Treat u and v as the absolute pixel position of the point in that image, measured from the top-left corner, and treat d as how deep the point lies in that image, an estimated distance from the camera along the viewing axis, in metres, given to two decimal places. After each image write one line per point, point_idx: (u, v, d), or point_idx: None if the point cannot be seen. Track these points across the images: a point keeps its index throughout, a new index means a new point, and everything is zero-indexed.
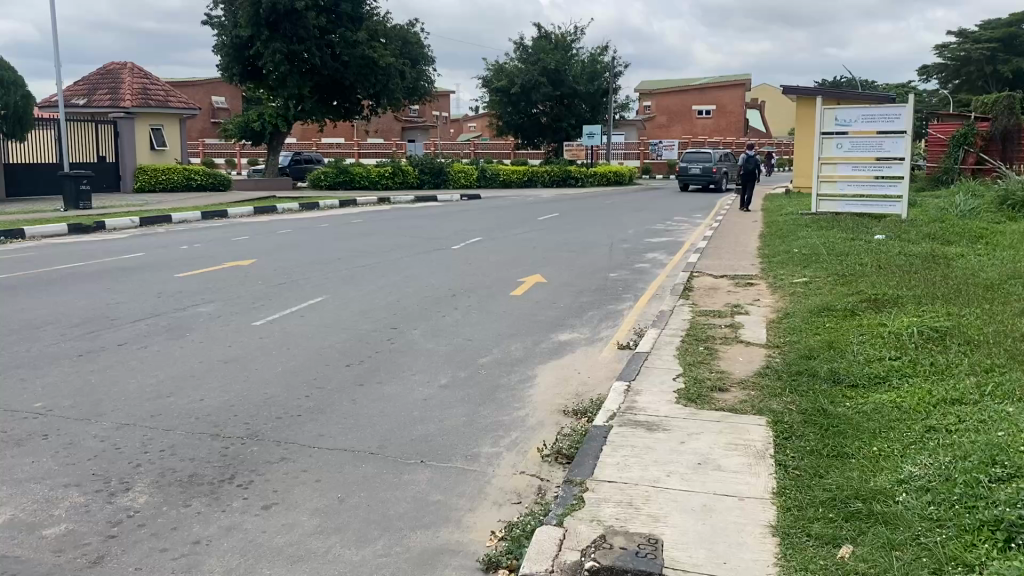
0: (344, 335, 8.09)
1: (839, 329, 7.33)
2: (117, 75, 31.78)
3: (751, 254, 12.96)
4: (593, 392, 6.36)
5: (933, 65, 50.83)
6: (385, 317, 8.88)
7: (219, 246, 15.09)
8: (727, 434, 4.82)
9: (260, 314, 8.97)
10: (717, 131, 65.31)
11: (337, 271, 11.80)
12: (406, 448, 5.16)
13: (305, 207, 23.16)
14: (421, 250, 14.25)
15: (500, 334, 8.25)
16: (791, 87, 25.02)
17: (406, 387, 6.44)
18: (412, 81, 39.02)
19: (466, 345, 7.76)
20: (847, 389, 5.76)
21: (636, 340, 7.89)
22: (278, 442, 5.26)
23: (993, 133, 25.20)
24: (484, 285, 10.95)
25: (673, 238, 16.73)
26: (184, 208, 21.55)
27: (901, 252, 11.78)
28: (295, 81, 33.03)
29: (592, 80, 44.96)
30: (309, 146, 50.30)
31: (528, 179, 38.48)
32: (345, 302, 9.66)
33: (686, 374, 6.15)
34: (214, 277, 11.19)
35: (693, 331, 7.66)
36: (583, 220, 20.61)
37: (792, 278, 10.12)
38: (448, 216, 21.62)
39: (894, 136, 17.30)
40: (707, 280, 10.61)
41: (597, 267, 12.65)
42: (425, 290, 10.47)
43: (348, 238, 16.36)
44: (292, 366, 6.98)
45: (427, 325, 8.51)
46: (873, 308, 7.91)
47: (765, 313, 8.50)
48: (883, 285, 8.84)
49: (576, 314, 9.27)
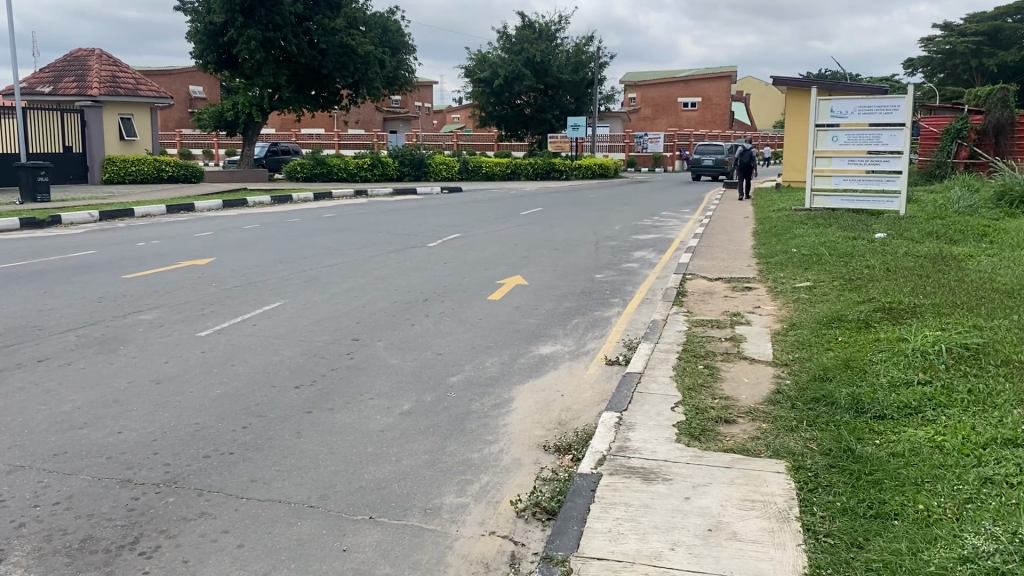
0: (296, 348, 7.19)
1: (855, 345, 6.52)
2: (85, 62, 30.64)
3: (746, 254, 12.10)
4: (578, 422, 5.52)
5: (918, 57, 50.19)
6: (346, 326, 7.98)
7: (179, 243, 14.13)
8: (738, 487, 3.98)
9: (207, 323, 8.04)
10: (703, 124, 64.70)
11: (301, 272, 10.86)
12: (354, 500, 4.29)
13: (276, 201, 22.13)
14: (395, 249, 13.33)
15: (475, 347, 7.38)
16: (781, 78, 24.24)
17: (361, 416, 5.56)
18: (394, 71, 37.97)
19: (435, 361, 6.90)
20: (874, 422, 4.94)
21: (627, 355, 7.05)
22: (201, 491, 4.38)
23: (986, 127, 24.37)
24: (459, 288, 10.09)
25: (661, 236, 15.90)
26: (149, 201, 20.50)
27: (906, 252, 11.01)
28: (271, 69, 32.00)
29: (577, 71, 44.10)
30: (288, 136, 49.13)
31: (511, 171, 37.58)
32: (305, 308, 8.77)
33: (685, 402, 5.30)
34: (165, 279, 10.26)
35: (689, 345, 6.83)
36: (567, 215, 19.80)
37: (794, 282, 9.32)
38: (426, 210, 20.71)
39: (892, 128, 16.53)
40: (700, 283, 9.78)
41: (582, 267, 11.79)
42: (395, 294, 9.58)
43: (318, 233, 15.43)
44: (235, 388, 6.09)
45: (393, 336, 7.63)
46: (889, 319, 7.10)
47: (768, 323, 7.66)
48: (896, 291, 8.05)
49: (559, 323, 8.40)
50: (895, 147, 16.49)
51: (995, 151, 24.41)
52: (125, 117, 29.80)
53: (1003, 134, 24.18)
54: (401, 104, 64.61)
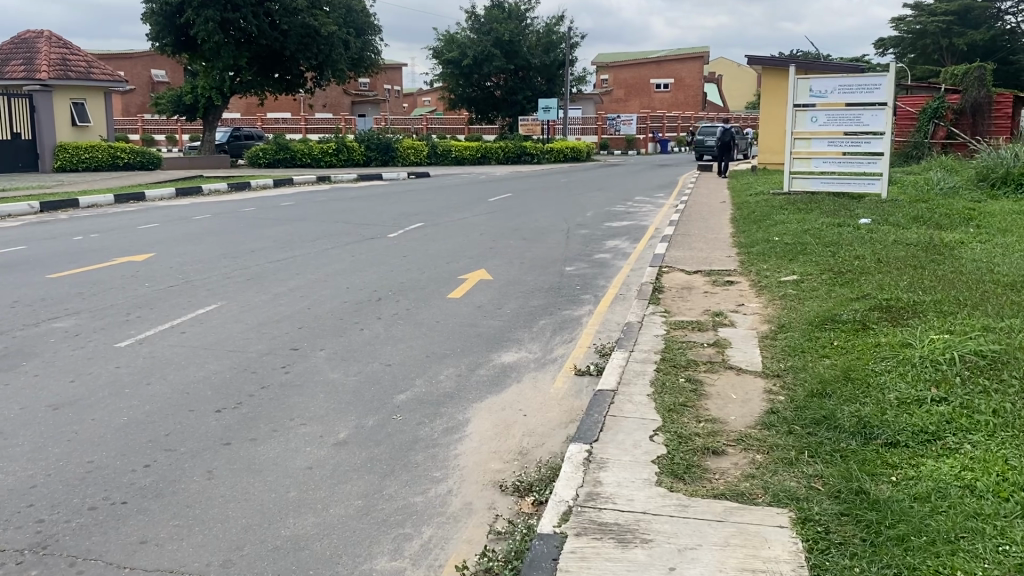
0: (224, 361, 6.35)
1: (855, 352, 5.80)
2: (33, 44, 29.29)
3: (727, 243, 11.39)
4: (542, 451, 4.75)
5: (889, 37, 49.63)
6: (285, 333, 7.15)
7: (120, 235, 13.18)
8: (734, 551, 3.23)
9: (129, 331, 7.17)
10: (676, 106, 64.04)
11: (245, 269, 9.99)
12: (264, 568, 3.50)
13: (233, 188, 21.14)
14: (352, 240, 12.48)
15: (429, 355, 6.59)
16: (757, 57, 23.63)
17: (288, 449, 4.76)
18: (358, 52, 36.80)
19: (383, 374, 6.10)
20: (887, 453, 4.20)
21: (598, 364, 6.27)
22: (78, 557, 3.57)
23: (964, 107, 23.74)
24: (417, 284, 9.28)
25: (636, 222, 15.18)
26: (96, 190, 19.39)
27: (895, 239, 10.33)
28: (231, 51, 30.82)
29: (548, 52, 43.50)
30: (253, 121, 47.79)
31: (482, 155, 36.67)
32: (244, 311, 7.94)
33: (665, 429, 4.53)
34: (95, 278, 9.34)
35: (668, 353, 6.06)
36: (537, 201, 19.06)
37: (779, 275, 8.60)
38: (391, 197, 19.84)
39: (874, 108, 15.83)
40: (678, 277, 9.03)
41: (551, 259, 11.02)
42: (345, 293, 8.75)
43: (272, 224, 14.51)
44: (144, 415, 5.25)
45: (339, 345, 6.83)
46: (888, 320, 6.39)
47: (754, 324, 6.93)
48: (893, 287, 7.36)
49: (524, 325, 7.62)
50: (876, 127, 15.78)
51: (972, 132, 23.77)
52: (77, 102, 28.56)
53: (981, 114, 23.53)
54: (370, 87, 63.47)
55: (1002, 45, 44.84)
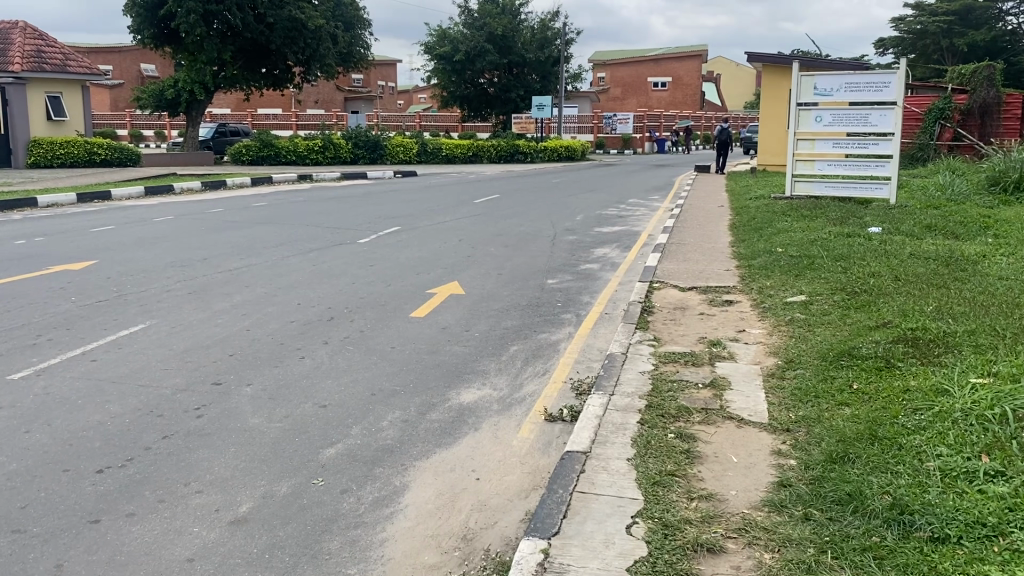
0: (129, 401, 5.35)
1: (882, 398, 4.79)
2: (6, 34, 28.16)
3: (726, 254, 10.39)
4: (492, 536, 3.75)
5: (889, 38, 48.52)
6: (212, 363, 6.14)
7: (70, 238, 12.17)
8: None
9: (30, 359, 6.15)
10: (674, 104, 63.05)
11: (189, 281, 8.97)
12: None
13: (207, 187, 20.10)
14: (318, 246, 11.48)
15: (374, 393, 5.59)
16: (758, 54, 22.65)
17: (170, 530, 3.77)
18: (348, 47, 35.78)
19: (315, 419, 5.10)
20: (935, 554, 3.16)
21: (573, 408, 5.27)
22: None
23: (971, 107, 22.70)
24: (378, 300, 8.27)
25: (627, 228, 14.23)
26: (59, 188, 18.32)
27: (911, 252, 9.35)
28: (214, 44, 29.86)
29: (543, 48, 42.55)
30: (242, 116, 46.75)
31: (473, 154, 35.71)
32: (175, 333, 6.95)
33: (647, 514, 3.54)
34: (19, 291, 8.31)
35: (656, 396, 5.06)
36: (525, 203, 18.08)
37: (785, 295, 7.62)
38: (371, 197, 18.84)
39: (882, 108, 14.82)
40: (671, 295, 8.03)
41: (533, 270, 10.03)
42: (294, 311, 7.74)
43: (238, 227, 13.50)
44: (4, 477, 4.23)
45: (272, 379, 5.84)
46: (917, 357, 5.39)
47: (758, 357, 5.93)
48: (918, 313, 6.35)
49: (492, 352, 6.62)
50: (885, 128, 14.79)
51: (979, 134, 22.75)
52: (52, 95, 27.49)
53: (989, 115, 22.50)
54: (363, 83, 62.79)
55: (1004, 46, 43.83)
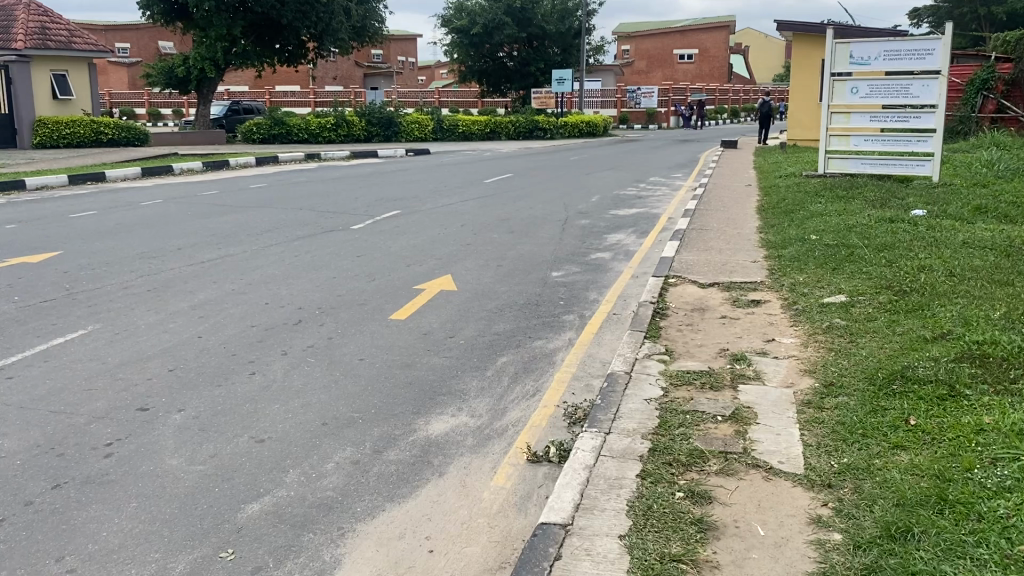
0: (30, 432, 4.46)
1: (949, 441, 3.77)
2: (11, 11, 27.31)
3: (752, 242, 9.35)
4: None
5: (925, 7, 46.49)
6: (145, 382, 5.24)
7: (45, 226, 11.33)
8: None
9: None
10: (700, 77, 61.28)
11: (154, 276, 8.10)
12: None
13: (209, 168, 19.27)
14: (306, 234, 10.56)
15: (326, 423, 4.65)
16: (788, 22, 21.35)
17: None
18: (362, 21, 34.55)
19: (244, 460, 4.18)
20: None
21: (562, 445, 4.30)
22: None
23: (1015, 78, 21.17)
24: (358, 299, 7.34)
25: (646, 209, 13.20)
26: (54, 170, 17.56)
27: (965, 240, 8.22)
28: (223, 19, 28.99)
29: (563, 20, 41.27)
30: (259, 94, 45.79)
31: (491, 130, 34.58)
32: (116, 340, 6.07)
33: None
34: None
35: (663, 436, 4.07)
36: (539, 183, 17.08)
37: (822, 294, 6.57)
38: (377, 177, 17.95)
39: (924, 78, 13.58)
40: (689, 294, 7.02)
41: (536, 260, 9.04)
42: (259, 313, 6.84)
43: (228, 211, 12.63)
44: None
45: (209, 403, 4.92)
46: (988, 383, 4.36)
47: (790, 377, 4.93)
48: (985, 322, 5.28)
49: (476, 365, 5.65)
50: (927, 100, 13.56)
51: None
52: (58, 74, 26.69)
53: None
54: (383, 59, 61.71)
55: None
